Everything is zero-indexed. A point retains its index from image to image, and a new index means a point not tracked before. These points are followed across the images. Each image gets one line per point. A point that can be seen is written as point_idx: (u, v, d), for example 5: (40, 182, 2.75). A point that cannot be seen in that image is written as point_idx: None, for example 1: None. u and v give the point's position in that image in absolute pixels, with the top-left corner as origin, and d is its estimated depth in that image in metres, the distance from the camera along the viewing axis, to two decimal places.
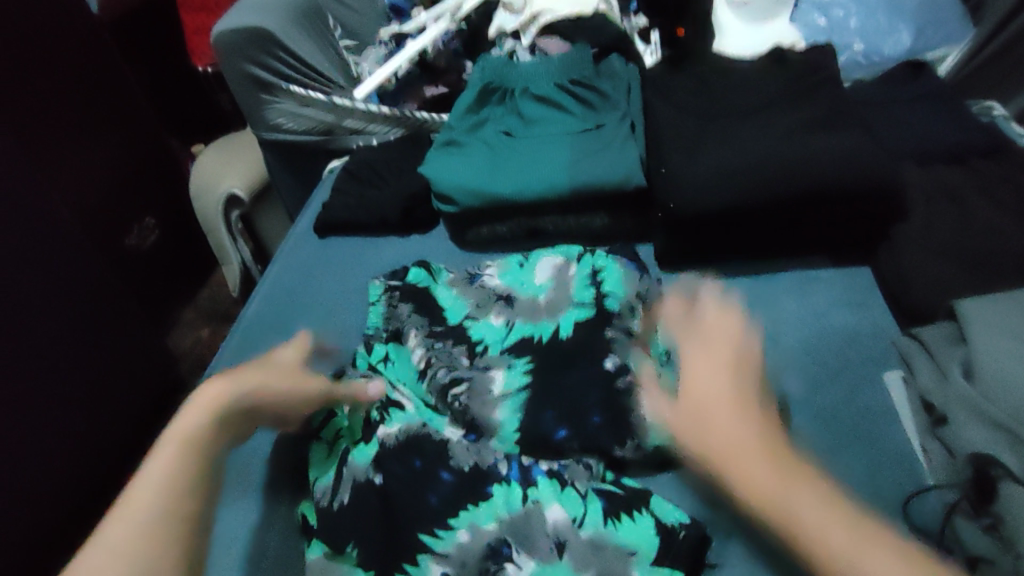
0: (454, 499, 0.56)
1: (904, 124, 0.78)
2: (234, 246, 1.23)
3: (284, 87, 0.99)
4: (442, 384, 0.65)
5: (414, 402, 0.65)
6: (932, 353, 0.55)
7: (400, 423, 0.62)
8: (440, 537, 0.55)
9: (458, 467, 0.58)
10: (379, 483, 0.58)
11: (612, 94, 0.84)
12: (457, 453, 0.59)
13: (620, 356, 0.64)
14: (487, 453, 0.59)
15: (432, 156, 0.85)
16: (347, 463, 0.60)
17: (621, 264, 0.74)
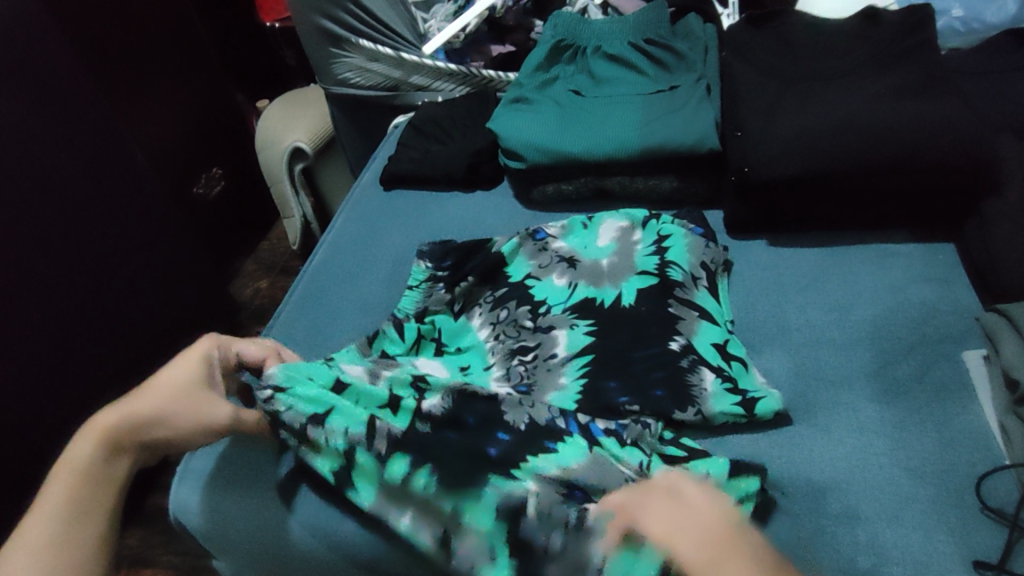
0: (514, 452, 0.55)
1: (1005, 95, 0.73)
2: (297, 200, 1.25)
3: (354, 41, 1.00)
4: (512, 347, 0.67)
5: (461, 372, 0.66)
6: (1021, 331, 0.53)
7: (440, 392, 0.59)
8: (510, 480, 0.53)
9: (515, 425, 0.57)
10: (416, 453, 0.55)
11: (688, 55, 0.82)
12: (510, 408, 0.58)
13: (688, 326, 0.64)
14: (540, 408, 0.58)
15: (500, 112, 0.84)
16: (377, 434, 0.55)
17: (687, 232, 0.73)
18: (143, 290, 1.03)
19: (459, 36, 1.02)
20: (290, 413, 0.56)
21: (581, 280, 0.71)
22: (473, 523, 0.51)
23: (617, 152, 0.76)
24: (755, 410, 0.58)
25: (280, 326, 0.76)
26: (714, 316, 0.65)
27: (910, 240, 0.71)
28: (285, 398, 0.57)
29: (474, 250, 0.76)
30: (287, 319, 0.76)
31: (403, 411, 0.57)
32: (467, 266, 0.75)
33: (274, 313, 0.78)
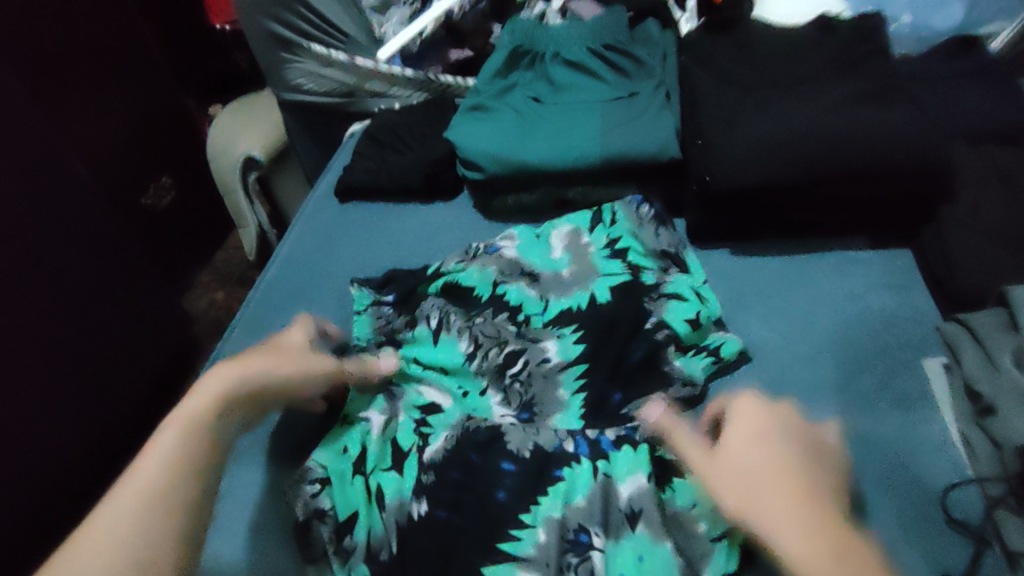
0: (523, 491, 0.53)
1: (955, 102, 0.74)
2: (251, 210, 1.21)
3: (306, 46, 0.96)
4: (497, 365, 0.63)
5: (452, 396, 0.63)
6: (980, 341, 0.54)
7: (445, 431, 0.59)
8: (519, 539, 0.51)
9: (520, 455, 0.55)
10: (425, 512, 0.54)
11: (647, 61, 0.81)
12: (514, 438, 0.56)
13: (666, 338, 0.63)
14: (547, 436, 0.56)
15: (458, 121, 0.82)
16: (382, 506, 0.55)
17: (637, 220, 0.73)
18: (89, 312, 0.98)
19: (415, 39, 0.99)
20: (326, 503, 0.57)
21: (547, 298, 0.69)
22: None
23: (577, 162, 0.75)
24: (721, 354, 0.62)
25: (229, 349, 0.72)
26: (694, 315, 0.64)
27: (869, 246, 0.72)
28: (322, 485, 0.58)
29: (412, 284, 0.73)
30: (236, 341, 0.73)
31: (409, 466, 0.57)
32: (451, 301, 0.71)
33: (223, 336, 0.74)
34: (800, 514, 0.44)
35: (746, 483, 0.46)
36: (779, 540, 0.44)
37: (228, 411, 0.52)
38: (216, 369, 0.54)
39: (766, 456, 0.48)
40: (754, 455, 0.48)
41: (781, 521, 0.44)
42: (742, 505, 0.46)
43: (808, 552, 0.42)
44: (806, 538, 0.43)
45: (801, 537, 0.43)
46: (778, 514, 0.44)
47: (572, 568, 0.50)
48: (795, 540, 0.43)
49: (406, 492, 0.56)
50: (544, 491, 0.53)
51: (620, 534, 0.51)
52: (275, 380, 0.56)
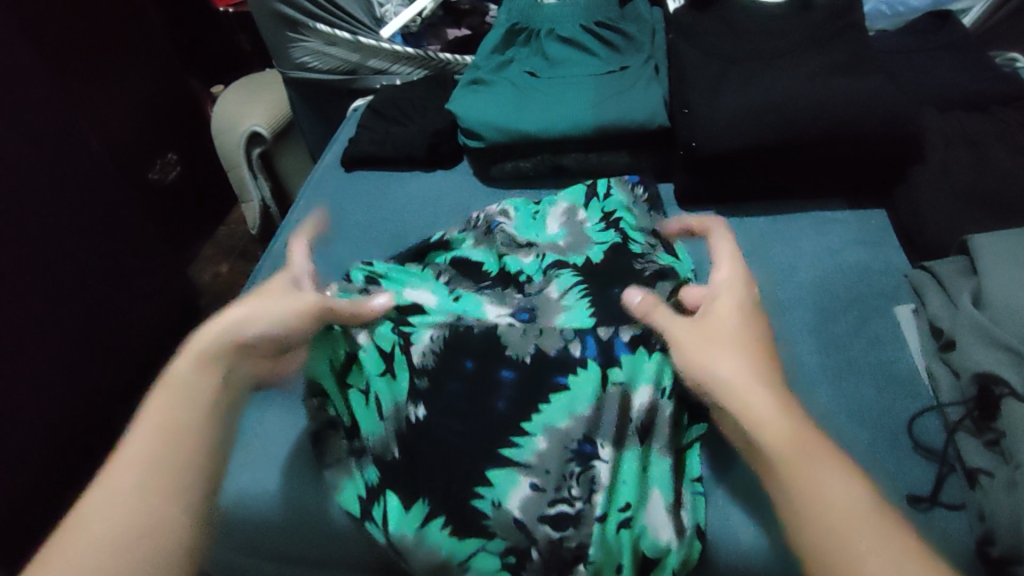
0: (522, 397, 0.56)
1: (926, 72, 0.79)
2: (255, 184, 1.25)
3: (312, 25, 1.00)
4: (495, 295, 0.66)
5: (437, 300, 0.66)
6: (943, 285, 0.59)
7: (431, 328, 0.61)
8: (520, 446, 0.54)
9: (518, 359, 0.58)
10: (422, 415, 0.57)
11: (637, 37, 0.86)
12: (512, 341, 0.59)
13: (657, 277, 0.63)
14: (550, 339, 0.59)
15: (459, 94, 0.86)
16: (384, 409, 0.59)
17: (631, 199, 0.76)
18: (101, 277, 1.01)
19: (415, 20, 1.04)
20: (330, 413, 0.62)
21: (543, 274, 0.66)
22: (485, 494, 0.53)
23: (572, 131, 0.79)
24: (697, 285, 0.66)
25: None
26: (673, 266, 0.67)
27: (845, 206, 0.77)
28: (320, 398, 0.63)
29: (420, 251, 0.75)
30: None
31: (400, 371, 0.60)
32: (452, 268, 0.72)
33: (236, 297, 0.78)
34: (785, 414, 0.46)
35: (738, 386, 0.47)
36: (772, 433, 0.45)
37: (209, 385, 0.50)
38: (201, 331, 0.52)
39: (736, 359, 0.49)
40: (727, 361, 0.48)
41: (765, 414, 0.45)
42: (736, 395, 0.47)
43: (790, 439, 0.44)
44: (795, 434, 0.45)
45: (789, 432, 0.45)
46: (775, 410, 0.46)
47: (575, 476, 0.53)
48: (781, 435, 0.45)
49: (401, 395, 0.59)
50: (544, 401, 0.55)
51: (625, 444, 0.54)
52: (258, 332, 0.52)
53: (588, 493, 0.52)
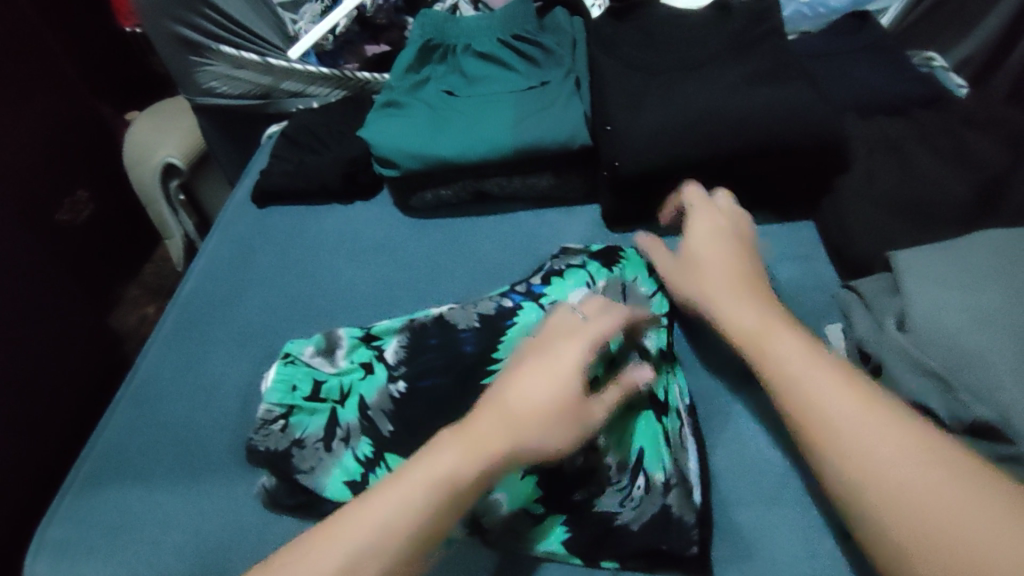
0: (486, 345, 0.64)
1: (848, 78, 0.78)
2: (176, 218, 1.19)
3: (214, 48, 0.95)
4: (417, 318, 0.67)
5: (350, 335, 0.67)
6: (869, 305, 0.56)
7: (347, 344, 0.67)
8: None
9: (469, 325, 0.66)
10: (403, 389, 0.62)
11: (556, 50, 0.82)
12: (457, 317, 0.67)
13: (695, 499, 0.52)
14: (486, 305, 0.67)
15: (372, 119, 0.81)
16: (369, 403, 0.62)
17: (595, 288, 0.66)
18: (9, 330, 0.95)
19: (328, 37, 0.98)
20: (298, 434, 0.61)
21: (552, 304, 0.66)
22: None
23: (491, 154, 0.75)
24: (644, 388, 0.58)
25: (145, 370, 0.72)
26: (640, 454, 0.55)
27: (774, 220, 0.74)
28: (287, 420, 0.62)
29: (341, 337, 0.67)
30: (155, 357, 0.73)
31: (377, 366, 0.65)
32: (353, 353, 0.66)
33: (140, 353, 0.74)
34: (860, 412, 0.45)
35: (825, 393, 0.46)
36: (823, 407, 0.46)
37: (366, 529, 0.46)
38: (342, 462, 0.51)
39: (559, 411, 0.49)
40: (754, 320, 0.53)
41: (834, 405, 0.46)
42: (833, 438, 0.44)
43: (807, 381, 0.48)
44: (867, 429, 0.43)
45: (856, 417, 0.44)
46: (850, 413, 0.45)
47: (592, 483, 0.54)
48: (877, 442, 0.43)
49: (380, 388, 0.63)
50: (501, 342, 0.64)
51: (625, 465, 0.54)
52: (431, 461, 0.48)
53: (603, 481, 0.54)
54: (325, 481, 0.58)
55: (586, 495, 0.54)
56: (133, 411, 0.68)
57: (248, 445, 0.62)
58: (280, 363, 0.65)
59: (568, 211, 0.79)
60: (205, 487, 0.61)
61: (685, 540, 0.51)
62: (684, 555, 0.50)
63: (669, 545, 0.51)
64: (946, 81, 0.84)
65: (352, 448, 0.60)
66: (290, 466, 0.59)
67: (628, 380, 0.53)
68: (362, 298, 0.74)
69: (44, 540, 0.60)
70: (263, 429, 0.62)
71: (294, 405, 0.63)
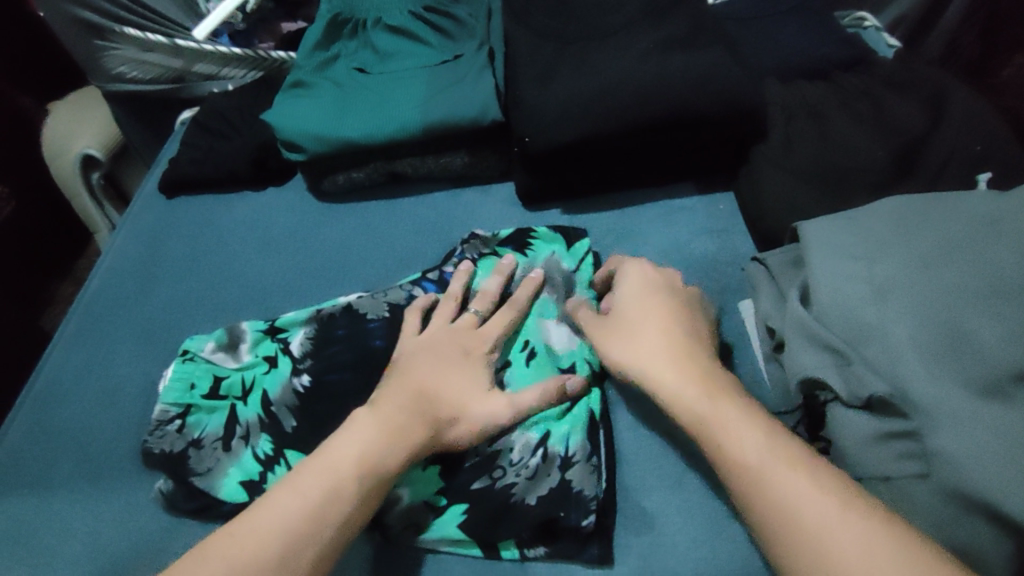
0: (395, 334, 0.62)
1: (769, 42, 0.75)
2: (101, 213, 1.14)
3: (118, 30, 0.89)
4: (323, 308, 0.65)
5: (253, 329, 0.64)
6: (776, 279, 0.55)
7: (251, 338, 0.64)
8: None
9: (379, 315, 0.63)
10: (308, 383, 0.60)
11: (468, 21, 0.78)
12: (366, 306, 0.64)
13: (600, 479, 0.52)
14: (396, 293, 0.65)
15: (278, 101, 0.77)
16: (271, 399, 0.60)
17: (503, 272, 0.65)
18: None
19: (238, 14, 0.93)
20: (196, 434, 0.59)
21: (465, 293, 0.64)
22: None
23: (399, 134, 0.71)
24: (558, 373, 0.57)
25: (44, 374, 0.68)
26: (546, 436, 0.53)
27: (694, 192, 0.72)
28: (184, 420, 0.60)
29: (244, 332, 0.64)
30: (55, 360, 0.69)
31: (281, 359, 0.62)
32: (256, 348, 0.64)
33: (43, 354, 0.71)
34: (752, 431, 0.45)
35: (666, 366, 0.50)
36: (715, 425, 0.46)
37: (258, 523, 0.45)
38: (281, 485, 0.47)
39: (479, 386, 0.54)
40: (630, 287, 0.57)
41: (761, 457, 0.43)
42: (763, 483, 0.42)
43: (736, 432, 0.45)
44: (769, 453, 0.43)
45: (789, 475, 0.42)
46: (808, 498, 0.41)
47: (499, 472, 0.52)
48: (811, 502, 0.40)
49: (284, 381, 0.61)
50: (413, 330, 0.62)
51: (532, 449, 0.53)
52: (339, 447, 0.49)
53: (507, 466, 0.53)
54: (221, 482, 0.56)
55: (488, 481, 0.52)
56: (30, 419, 0.65)
57: (144, 448, 0.59)
58: (179, 360, 0.63)
59: (486, 190, 0.77)
60: (100, 495, 0.59)
61: (583, 512, 0.49)
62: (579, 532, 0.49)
63: (565, 515, 0.50)
64: (875, 42, 0.81)
65: (253, 446, 0.58)
66: (185, 469, 0.57)
67: (551, 385, 0.54)
68: (271, 290, 0.71)
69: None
70: (159, 430, 0.60)
71: (192, 403, 0.60)
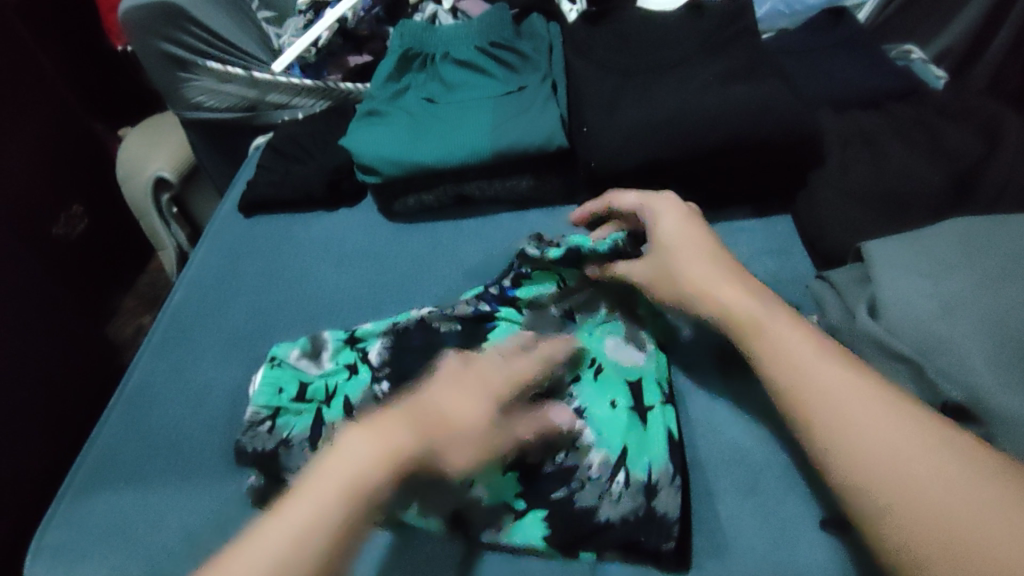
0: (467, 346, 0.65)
1: (821, 73, 0.79)
2: (168, 231, 1.20)
3: (201, 63, 0.96)
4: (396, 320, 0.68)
5: (335, 337, 0.68)
6: (841, 294, 0.59)
7: (333, 345, 0.68)
8: None
9: (449, 328, 0.67)
10: (386, 389, 0.62)
11: (532, 55, 0.83)
12: (438, 319, 0.67)
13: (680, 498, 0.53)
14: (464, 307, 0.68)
15: (354, 128, 0.82)
16: (353, 403, 0.63)
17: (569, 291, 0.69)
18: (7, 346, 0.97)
19: (310, 50, 1.00)
20: (285, 434, 0.62)
21: (528, 310, 0.67)
22: None
23: (469, 159, 0.76)
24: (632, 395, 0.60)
25: (137, 377, 0.73)
26: (623, 451, 0.56)
27: (752, 215, 0.76)
28: (274, 421, 0.63)
29: (328, 339, 0.68)
30: (147, 364, 0.74)
31: (361, 367, 0.66)
32: (336, 355, 0.67)
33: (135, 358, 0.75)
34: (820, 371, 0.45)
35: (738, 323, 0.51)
36: (798, 374, 0.46)
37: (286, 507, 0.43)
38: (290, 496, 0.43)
39: (489, 422, 0.50)
40: (670, 225, 0.60)
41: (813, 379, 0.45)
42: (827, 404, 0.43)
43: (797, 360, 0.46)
44: (898, 448, 0.40)
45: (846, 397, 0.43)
46: (879, 428, 0.41)
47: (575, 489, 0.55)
48: (884, 437, 0.41)
49: (365, 387, 0.64)
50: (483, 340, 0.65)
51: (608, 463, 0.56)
52: (337, 462, 0.44)
53: (583, 481, 0.56)
54: None
55: (568, 492, 0.55)
56: (128, 416, 0.69)
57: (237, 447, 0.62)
58: (267, 365, 0.66)
59: (549, 212, 0.81)
60: (196, 489, 0.62)
61: (664, 535, 0.52)
62: (660, 551, 0.52)
63: (646, 538, 0.52)
64: (923, 72, 0.85)
65: None
66: (277, 466, 0.60)
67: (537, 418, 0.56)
68: (348, 302, 0.75)
69: (47, 539, 0.61)
70: (251, 430, 0.62)
71: (280, 406, 0.63)
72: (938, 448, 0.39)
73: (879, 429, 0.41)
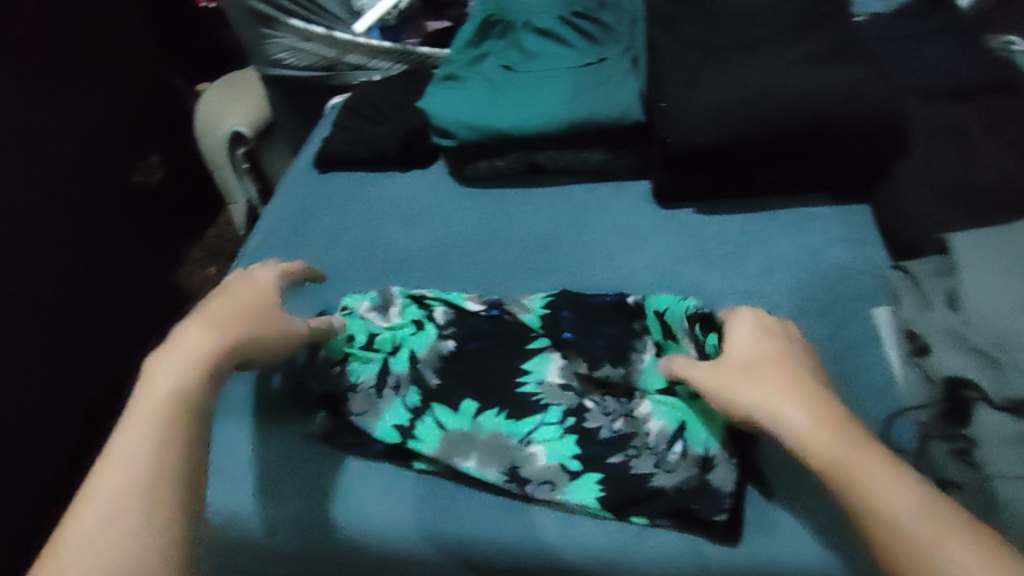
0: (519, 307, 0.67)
1: (914, 61, 0.76)
2: (240, 186, 1.25)
3: (286, 21, 0.98)
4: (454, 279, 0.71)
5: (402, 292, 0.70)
6: (919, 285, 0.57)
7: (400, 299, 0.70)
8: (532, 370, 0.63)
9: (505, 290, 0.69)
10: (452, 347, 0.65)
11: (614, 27, 0.83)
12: None
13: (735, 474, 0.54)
14: None
15: (432, 91, 0.84)
16: (418, 356, 0.65)
17: None
18: None
19: (392, 11, 1.04)
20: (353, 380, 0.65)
21: None
22: (528, 378, 0.62)
23: (543, 128, 0.76)
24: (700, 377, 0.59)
25: None
26: (682, 424, 0.57)
27: (828, 203, 0.74)
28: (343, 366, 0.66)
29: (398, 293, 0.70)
30: None
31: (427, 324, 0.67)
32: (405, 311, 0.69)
33: None
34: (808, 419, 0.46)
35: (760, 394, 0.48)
36: (804, 433, 0.45)
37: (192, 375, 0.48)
38: (166, 363, 0.48)
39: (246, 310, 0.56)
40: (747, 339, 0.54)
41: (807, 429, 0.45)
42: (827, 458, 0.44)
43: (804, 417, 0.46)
44: (906, 515, 0.40)
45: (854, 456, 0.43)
46: (888, 492, 0.41)
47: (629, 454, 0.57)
48: (889, 498, 0.41)
49: (431, 342, 0.66)
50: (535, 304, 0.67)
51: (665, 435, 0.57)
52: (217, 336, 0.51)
53: (640, 449, 0.57)
54: (376, 424, 0.62)
55: (623, 458, 0.57)
56: None
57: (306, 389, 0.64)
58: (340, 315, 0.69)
59: (617, 186, 0.81)
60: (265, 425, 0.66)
61: (716, 507, 0.53)
62: (710, 521, 0.52)
63: (699, 507, 0.53)
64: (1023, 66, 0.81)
65: (402, 396, 0.63)
66: (344, 409, 0.63)
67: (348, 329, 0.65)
68: (416, 260, 0.77)
69: None
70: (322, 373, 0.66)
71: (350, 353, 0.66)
72: (946, 515, 0.40)
73: (884, 489, 0.41)
